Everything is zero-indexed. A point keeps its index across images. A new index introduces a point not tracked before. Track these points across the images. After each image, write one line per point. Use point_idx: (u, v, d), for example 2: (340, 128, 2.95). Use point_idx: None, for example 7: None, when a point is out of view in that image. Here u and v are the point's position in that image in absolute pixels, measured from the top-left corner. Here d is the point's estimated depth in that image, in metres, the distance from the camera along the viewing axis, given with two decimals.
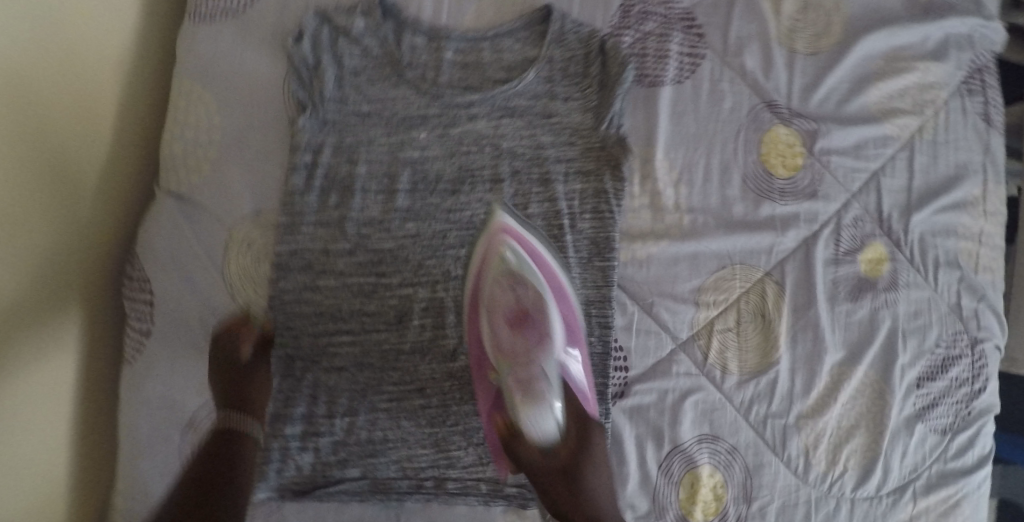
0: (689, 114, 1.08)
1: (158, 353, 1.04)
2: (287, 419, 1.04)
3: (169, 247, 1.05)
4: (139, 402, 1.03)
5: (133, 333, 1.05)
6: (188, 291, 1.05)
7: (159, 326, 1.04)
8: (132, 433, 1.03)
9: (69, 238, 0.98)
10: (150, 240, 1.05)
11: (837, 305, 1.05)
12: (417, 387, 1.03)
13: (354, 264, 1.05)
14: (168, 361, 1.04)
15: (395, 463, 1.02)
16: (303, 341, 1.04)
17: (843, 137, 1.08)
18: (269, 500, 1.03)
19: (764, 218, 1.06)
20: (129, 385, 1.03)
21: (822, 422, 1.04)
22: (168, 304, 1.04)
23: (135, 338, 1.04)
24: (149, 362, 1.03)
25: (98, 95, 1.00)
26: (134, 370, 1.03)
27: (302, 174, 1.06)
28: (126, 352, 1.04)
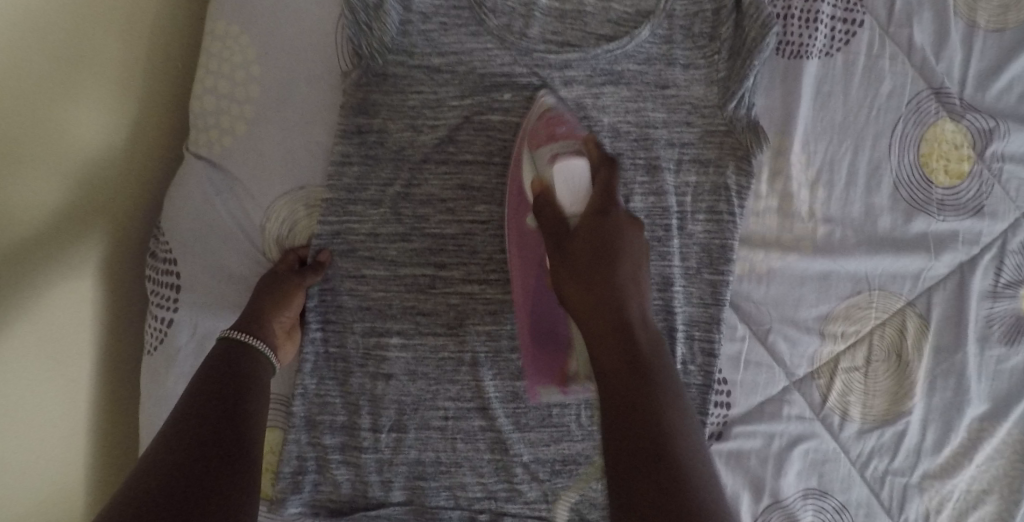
0: (837, 96, 0.87)
1: (183, 346, 0.89)
2: (325, 427, 0.88)
3: (199, 223, 0.88)
4: (160, 400, 0.89)
5: (154, 321, 0.89)
6: (217, 276, 0.89)
7: (184, 315, 0.89)
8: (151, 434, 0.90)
9: (86, 208, 0.82)
10: (175, 214, 0.88)
11: (987, 349, 0.87)
12: (478, 406, 0.87)
13: (409, 253, 0.87)
14: (192, 357, 0.89)
15: (446, 490, 0.88)
16: (346, 340, 0.88)
17: (1023, 142, 0.86)
18: (302, 515, 0.89)
19: (914, 236, 0.87)
20: (148, 380, 0.89)
21: (949, 486, 0.88)
22: (196, 290, 0.89)
23: (157, 327, 0.89)
24: (170, 356, 0.88)
25: (119, 59, 0.82)
26: (154, 363, 0.89)
27: (354, 142, 0.87)
28: (146, 342, 0.89)
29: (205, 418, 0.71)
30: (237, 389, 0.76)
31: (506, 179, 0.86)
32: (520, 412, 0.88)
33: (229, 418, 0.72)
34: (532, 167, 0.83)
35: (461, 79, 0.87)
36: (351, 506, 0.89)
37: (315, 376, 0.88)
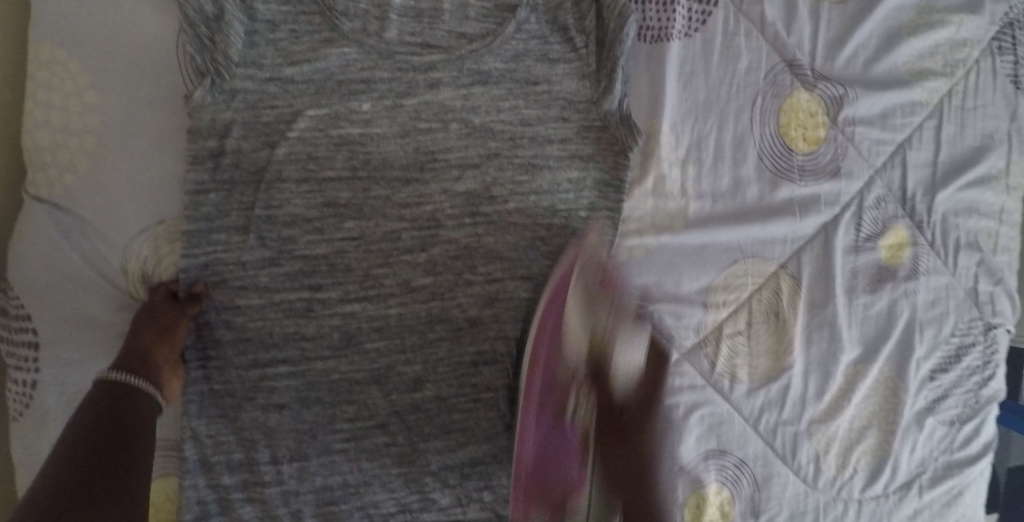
0: (699, 75, 0.89)
1: (52, 407, 0.82)
2: (222, 468, 0.84)
3: (52, 272, 0.81)
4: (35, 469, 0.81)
5: (13, 384, 0.81)
6: (77, 327, 0.82)
7: (47, 375, 0.81)
8: None
9: None
10: (26, 261, 0.81)
11: (855, 299, 0.93)
12: (379, 423, 0.86)
13: (282, 277, 0.83)
14: (64, 417, 0.82)
15: (359, 511, 0.85)
16: (230, 375, 0.84)
17: (869, 105, 0.91)
18: None
19: (780, 202, 0.91)
20: (20, 449, 0.81)
21: (834, 427, 0.93)
22: (59, 344, 0.82)
23: (18, 391, 0.81)
24: (38, 420, 0.81)
25: None
26: (22, 429, 0.81)
27: (207, 168, 0.82)
28: (10, 408, 0.81)
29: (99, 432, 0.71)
30: (113, 412, 0.73)
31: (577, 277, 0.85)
32: (421, 423, 0.86)
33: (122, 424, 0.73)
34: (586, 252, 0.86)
35: (320, 92, 0.84)
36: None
37: (204, 416, 0.84)
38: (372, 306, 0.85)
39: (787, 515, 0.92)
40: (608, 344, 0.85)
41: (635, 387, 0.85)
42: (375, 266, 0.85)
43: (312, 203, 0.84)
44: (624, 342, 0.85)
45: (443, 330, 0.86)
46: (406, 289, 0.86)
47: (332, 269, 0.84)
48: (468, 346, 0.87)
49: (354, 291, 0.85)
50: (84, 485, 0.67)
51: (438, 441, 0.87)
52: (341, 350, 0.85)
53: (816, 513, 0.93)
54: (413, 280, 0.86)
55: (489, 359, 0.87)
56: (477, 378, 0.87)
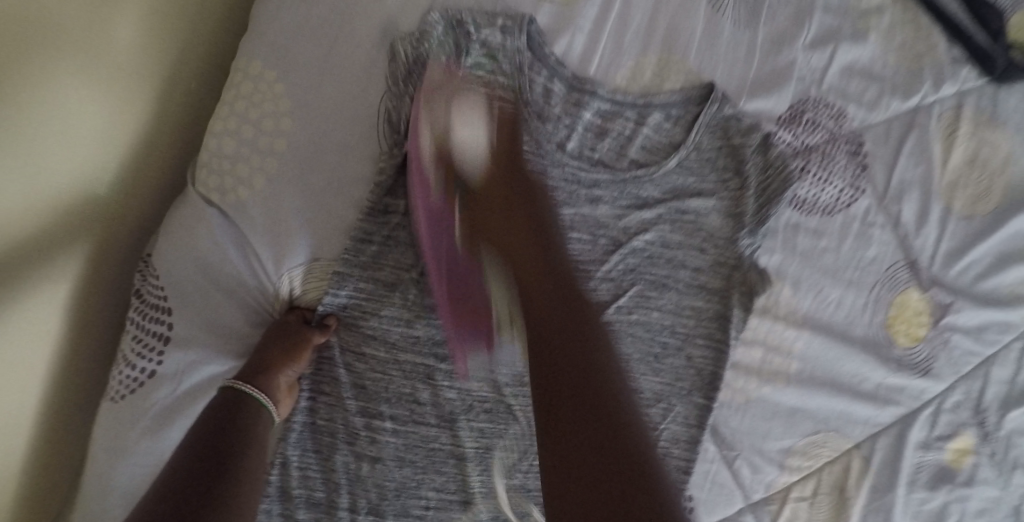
0: (830, 252, 0.95)
1: (159, 399, 0.82)
2: (299, 500, 0.86)
3: (203, 273, 0.84)
4: (118, 453, 0.81)
5: (126, 367, 0.82)
6: (207, 329, 0.84)
7: (169, 369, 0.83)
8: (99, 488, 0.81)
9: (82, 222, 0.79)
10: (175, 255, 0.83)
11: (913, 492, 0.99)
12: (461, 499, 0.89)
13: (412, 341, 0.87)
14: (167, 414, 0.82)
15: None
16: (338, 415, 0.86)
17: (970, 317, 0.98)
18: None
19: (870, 388, 0.96)
20: (109, 430, 0.81)
21: None
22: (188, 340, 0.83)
23: (131, 374, 0.82)
24: (142, 407, 0.82)
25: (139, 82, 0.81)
26: (118, 410, 0.82)
27: (377, 220, 0.84)
28: (114, 385, 0.82)
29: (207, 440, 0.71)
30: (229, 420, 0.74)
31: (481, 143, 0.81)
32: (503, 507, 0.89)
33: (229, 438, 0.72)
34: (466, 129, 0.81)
35: None
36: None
37: (299, 448, 0.86)
38: (489, 391, 0.89)
39: None
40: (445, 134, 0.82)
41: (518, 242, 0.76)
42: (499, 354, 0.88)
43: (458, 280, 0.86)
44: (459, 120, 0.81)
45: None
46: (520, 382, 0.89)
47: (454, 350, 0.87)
48: None
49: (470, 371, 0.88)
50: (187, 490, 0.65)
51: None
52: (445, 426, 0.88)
53: None
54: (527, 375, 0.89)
55: None
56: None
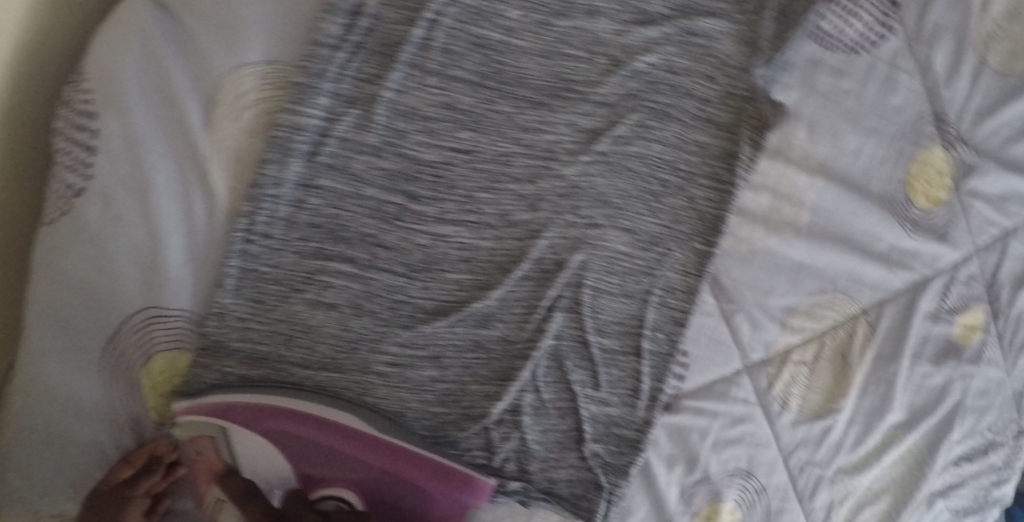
0: (852, 95, 0.85)
1: (95, 222, 0.74)
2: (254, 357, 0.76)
3: (139, 72, 0.73)
4: (54, 280, 0.74)
5: (60, 183, 0.74)
6: (130, 140, 0.73)
7: (102, 185, 0.73)
8: (37, 317, 0.74)
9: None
10: (110, 52, 0.73)
11: (916, 366, 0.92)
12: (431, 355, 0.78)
13: (378, 172, 0.74)
14: (100, 236, 0.74)
15: None
16: (282, 259, 0.76)
17: (994, 182, 0.90)
18: None
19: (881, 251, 0.88)
20: (42, 253, 0.73)
21: (856, 483, 0.92)
22: (123, 153, 0.73)
23: (59, 192, 0.73)
24: (78, 231, 0.73)
25: None
26: (54, 233, 0.73)
27: (340, 22, 0.71)
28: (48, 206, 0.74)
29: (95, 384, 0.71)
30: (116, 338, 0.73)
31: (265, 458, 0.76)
32: (480, 364, 0.79)
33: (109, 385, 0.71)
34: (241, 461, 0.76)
35: None
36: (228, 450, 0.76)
37: (239, 297, 0.75)
38: (466, 234, 0.77)
39: None
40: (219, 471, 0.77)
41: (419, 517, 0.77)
42: (479, 188, 0.76)
43: (426, 100, 0.74)
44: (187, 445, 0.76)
45: (528, 271, 0.79)
46: (504, 222, 0.77)
47: (409, 191, 0.75)
48: (550, 289, 0.79)
49: (432, 216, 0.76)
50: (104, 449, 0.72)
51: (488, 385, 0.79)
52: (403, 283, 0.77)
53: None
54: (513, 214, 0.77)
55: (565, 307, 0.80)
56: (550, 324, 0.79)
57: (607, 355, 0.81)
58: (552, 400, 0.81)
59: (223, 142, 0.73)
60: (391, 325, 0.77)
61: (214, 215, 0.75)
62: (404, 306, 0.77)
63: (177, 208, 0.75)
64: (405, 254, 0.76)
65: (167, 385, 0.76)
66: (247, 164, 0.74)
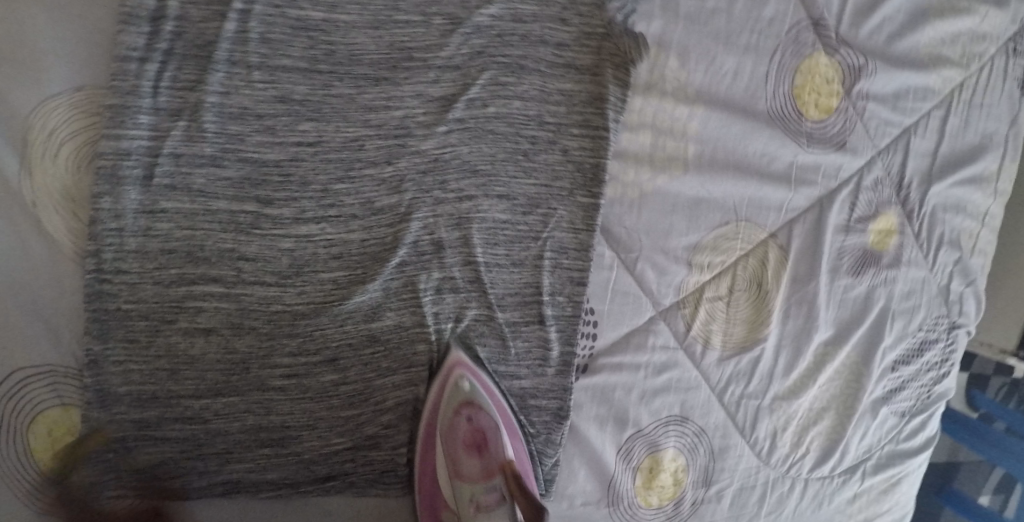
0: (721, 13, 0.80)
1: None
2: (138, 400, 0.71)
3: None
4: None
5: None
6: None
7: None
8: None
9: None
10: None
11: (836, 280, 0.89)
12: (328, 359, 0.74)
13: (223, 184, 0.69)
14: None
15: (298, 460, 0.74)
16: (142, 292, 0.69)
17: (886, 81, 0.87)
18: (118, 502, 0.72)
19: (780, 169, 0.85)
20: None
21: (795, 406, 0.90)
22: None
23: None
24: None
25: None
26: None
27: (143, 32, 0.66)
28: None
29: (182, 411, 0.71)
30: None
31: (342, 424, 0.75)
32: (381, 359, 0.75)
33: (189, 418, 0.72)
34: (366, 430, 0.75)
35: None
36: (153, 490, 0.73)
37: (110, 340, 0.69)
38: (332, 230, 0.72)
39: (736, 487, 0.89)
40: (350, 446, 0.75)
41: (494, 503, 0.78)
42: (334, 180, 0.71)
43: (254, 98, 0.68)
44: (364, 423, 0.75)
45: (406, 258, 0.74)
46: (368, 211, 0.72)
47: (261, 197, 0.70)
48: (433, 271, 0.75)
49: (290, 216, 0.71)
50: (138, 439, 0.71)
51: (393, 378, 0.75)
52: (281, 291, 0.72)
53: (762, 488, 0.90)
54: (377, 201, 0.72)
55: (455, 287, 0.76)
56: (438, 306, 0.76)
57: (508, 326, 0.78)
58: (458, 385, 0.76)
59: (48, 184, 0.67)
60: (282, 331, 0.73)
61: (60, 264, 0.68)
62: (289, 307, 0.72)
63: (17, 268, 0.67)
64: (276, 257, 0.71)
65: (60, 444, 0.70)
66: (82, 200, 0.68)
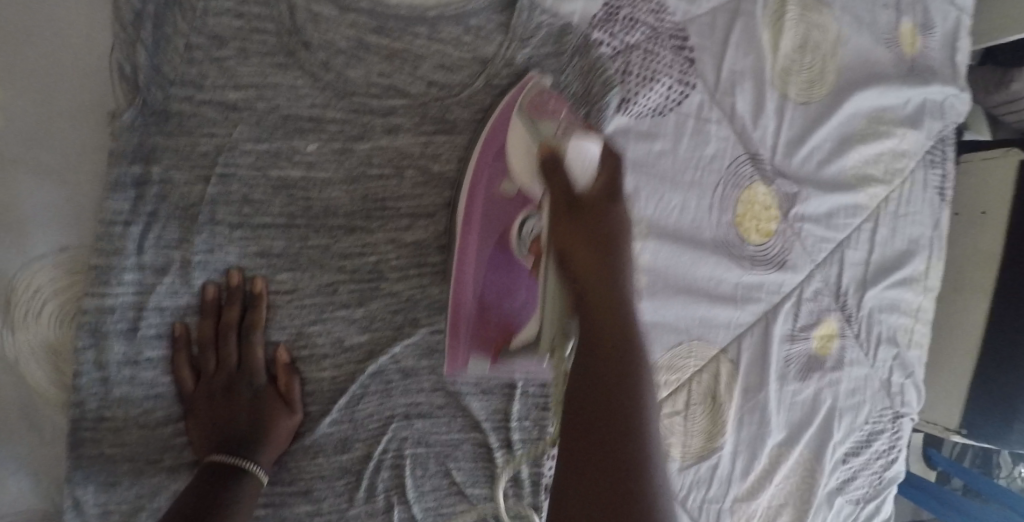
0: (667, 154, 0.87)
1: None
2: None
3: None
4: None
5: None
6: None
7: None
8: None
9: None
10: None
11: (785, 385, 0.96)
12: (302, 489, 0.77)
13: (213, 329, 0.74)
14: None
15: None
16: (128, 436, 0.73)
17: (818, 204, 0.94)
18: None
19: (727, 290, 0.91)
20: None
21: (754, 506, 0.96)
22: None
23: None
24: None
25: None
26: None
27: (128, 198, 0.70)
28: None
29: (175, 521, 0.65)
30: None
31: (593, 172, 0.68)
32: (349, 488, 0.79)
33: (193, 515, 0.66)
34: (590, 149, 0.68)
35: (265, 119, 0.73)
36: None
37: (91, 485, 0.72)
38: (307, 371, 0.77)
39: None
40: (558, 148, 0.68)
41: (595, 180, 0.67)
42: (308, 323, 0.76)
43: (239, 248, 0.74)
44: (578, 140, 0.68)
45: (368, 388, 0.79)
46: (339, 348, 0.78)
47: (242, 321, 0.74)
48: (398, 399, 0.80)
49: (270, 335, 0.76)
50: None
51: (368, 506, 0.79)
52: (264, 392, 0.74)
53: None
54: (346, 338, 0.78)
55: (423, 413, 0.81)
56: (408, 431, 0.80)
57: (477, 450, 0.83)
58: (426, 506, 0.81)
59: (34, 341, 0.70)
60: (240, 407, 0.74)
61: (46, 416, 0.71)
62: (239, 377, 0.74)
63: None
64: (231, 366, 0.74)
65: None
66: (66, 356, 0.71)
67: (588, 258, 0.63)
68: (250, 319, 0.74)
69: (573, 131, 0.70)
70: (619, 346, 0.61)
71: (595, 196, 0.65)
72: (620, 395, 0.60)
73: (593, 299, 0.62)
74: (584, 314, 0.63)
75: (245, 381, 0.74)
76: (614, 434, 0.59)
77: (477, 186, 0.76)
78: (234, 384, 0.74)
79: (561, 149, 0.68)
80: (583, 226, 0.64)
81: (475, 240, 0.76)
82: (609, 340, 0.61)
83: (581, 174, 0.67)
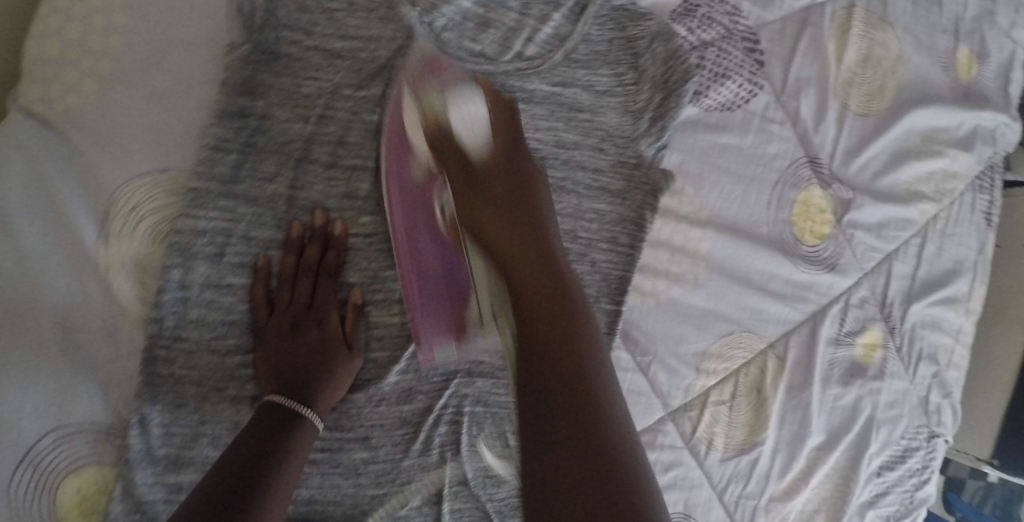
0: (731, 149, 0.91)
1: None
2: (183, 463, 0.73)
3: (23, 195, 0.70)
4: None
5: None
6: (24, 270, 0.69)
7: None
8: None
9: None
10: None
11: (827, 389, 0.97)
12: (360, 435, 0.78)
13: (292, 264, 0.76)
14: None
15: None
16: (197, 359, 0.74)
17: (871, 213, 0.97)
18: None
19: (778, 286, 0.94)
20: None
21: (789, 507, 0.95)
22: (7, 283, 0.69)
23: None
24: None
25: None
26: None
27: (232, 126, 0.73)
28: None
29: (238, 463, 0.65)
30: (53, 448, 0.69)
31: (479, 132, 0.73)
32: (406, 438, 0.80)
33: (256, 457, 0.66)
34: (466, 103, 0.73)
35: (365, 70, 0.78)
36: None
37: (159, 403, 0.73)
38: (377, 314, 0.80)
39: None
40: (443, 115, 0.74)
41: (485, 145, 0.73)
42: (384, 269, 0.79)
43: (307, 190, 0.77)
44: (455, 102, 0.73)
45: None
46: None
47: (320, 262, 0.76)
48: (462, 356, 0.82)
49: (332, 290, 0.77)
50: (247, 489, 0.64)
51: (421, 458, 0.80)
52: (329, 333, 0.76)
53: None
54: None
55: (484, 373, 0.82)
56: (467, 388, 0.82)
57: None
58: (475, 465, 0.82)
59: (127, 253, 0.72)
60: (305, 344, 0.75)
61: (124, 330, 0.72)
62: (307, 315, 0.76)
63: (76, 329, 0.71)
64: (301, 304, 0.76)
65: (87, 504, 0.71)
66: (153, 271, 0.73)
67: (505, 233, 0.69)
68: (328, 261, 0.77)
69: (449, 88, 0.74)
70: (568, 328, 0.64)
71: (490, 165, 0.73)
72: (583, 395, 0.61)
73: (529, 288, 0.67)
74: (518, 300, 0.67)
75: (311, 319, 0.76)
76: (586, 420, 0.59)
77: (397, 168, 0.77)
78: (301, 323, 0.76)
79: (445, 116, 0.73)
80: (513, 211, 0.70)
81: (407, 239, 0.78)
82: (563, 317, 0.65)
83: (467, 135, 0.73)
